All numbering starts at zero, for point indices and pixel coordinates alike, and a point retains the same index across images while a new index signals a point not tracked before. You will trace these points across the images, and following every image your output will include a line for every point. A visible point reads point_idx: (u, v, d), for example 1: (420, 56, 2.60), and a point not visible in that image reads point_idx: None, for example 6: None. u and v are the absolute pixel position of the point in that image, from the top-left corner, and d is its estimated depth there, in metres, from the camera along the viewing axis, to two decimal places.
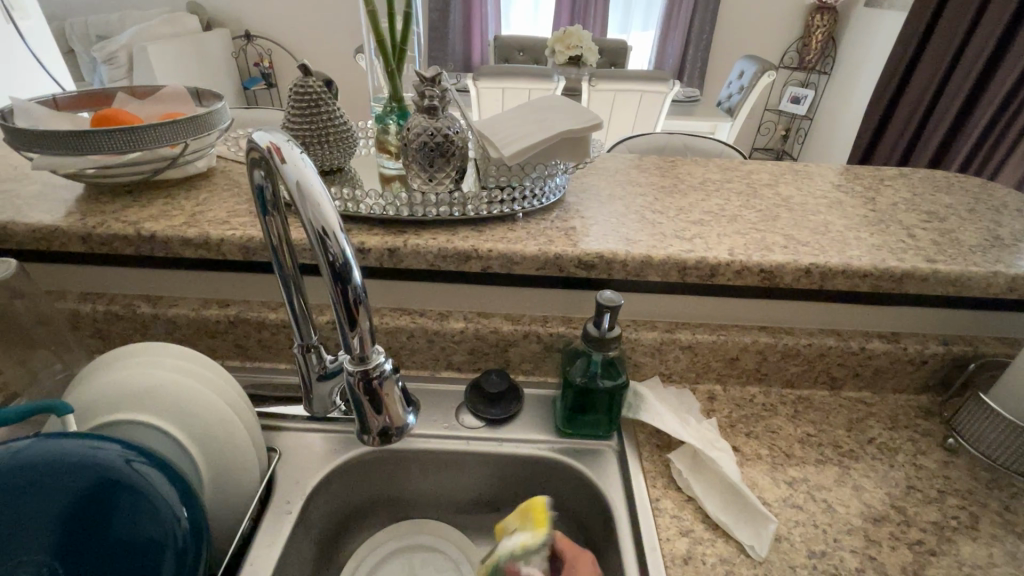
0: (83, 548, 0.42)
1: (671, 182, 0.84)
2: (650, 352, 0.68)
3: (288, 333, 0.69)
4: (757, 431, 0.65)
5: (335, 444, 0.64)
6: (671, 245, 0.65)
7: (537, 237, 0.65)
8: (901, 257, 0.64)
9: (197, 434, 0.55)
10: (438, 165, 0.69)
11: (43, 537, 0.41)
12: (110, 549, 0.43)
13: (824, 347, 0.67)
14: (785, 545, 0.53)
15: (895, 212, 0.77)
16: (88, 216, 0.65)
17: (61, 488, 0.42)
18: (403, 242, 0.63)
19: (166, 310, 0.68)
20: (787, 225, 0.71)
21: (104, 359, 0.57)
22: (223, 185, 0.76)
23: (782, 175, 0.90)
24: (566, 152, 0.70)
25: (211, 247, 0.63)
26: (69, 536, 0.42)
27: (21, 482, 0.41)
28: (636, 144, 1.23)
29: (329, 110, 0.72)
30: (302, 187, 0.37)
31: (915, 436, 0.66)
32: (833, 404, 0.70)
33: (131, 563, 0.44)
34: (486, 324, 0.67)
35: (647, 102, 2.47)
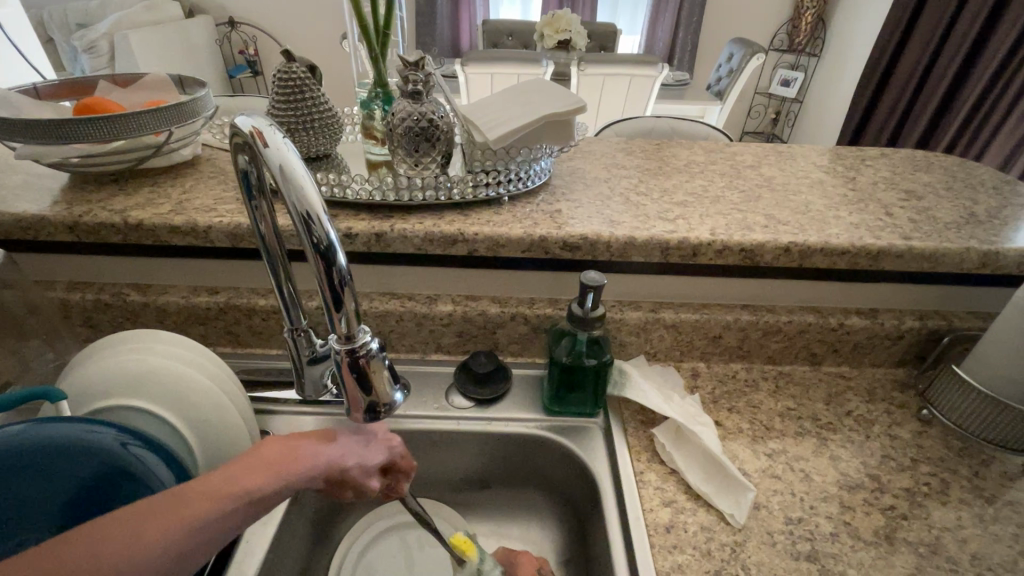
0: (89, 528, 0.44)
1: (656, 165, 0.85)
2: (635, 331, 0.69)
3: (278, 319, 0.70)
4: (739, 406, 0.67)
5: (327, 426, 0.66)
6: (654, 226, 0.66)
7: (523, 220, 0.66)
8: (877, 235, 0.66)
9: (191, 418, 0.56)
10: (424, 149, 0.69)
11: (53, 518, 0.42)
12: None
13: (805, 324, 0.69)
14: (763, 513, 0.55)
15: (874, 191, 0.78)
16: (74, 205, 0.66)
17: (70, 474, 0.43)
18: (389, 227, 0.63)
19: (156, 298, 0.69)
20: (768, 205, 0.73)
21: (96, 345, 0.58)
22: (208, 172, 0.76)
23: (765, 156, 0.91)
24: (551, 136, 0.71)
25: (199, 234, 0.64)
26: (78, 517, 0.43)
27: (32, 465, 0.42)
28: (623, 128, 1.24)
29: (313, 96, 0.72)
30: (285, 172, 0.38)
31: (892, 408, 0.68)
32: (813, 379, 0.72)
33: None
34: (474, 306, 0.68)
35: (636, 86, 2.46)
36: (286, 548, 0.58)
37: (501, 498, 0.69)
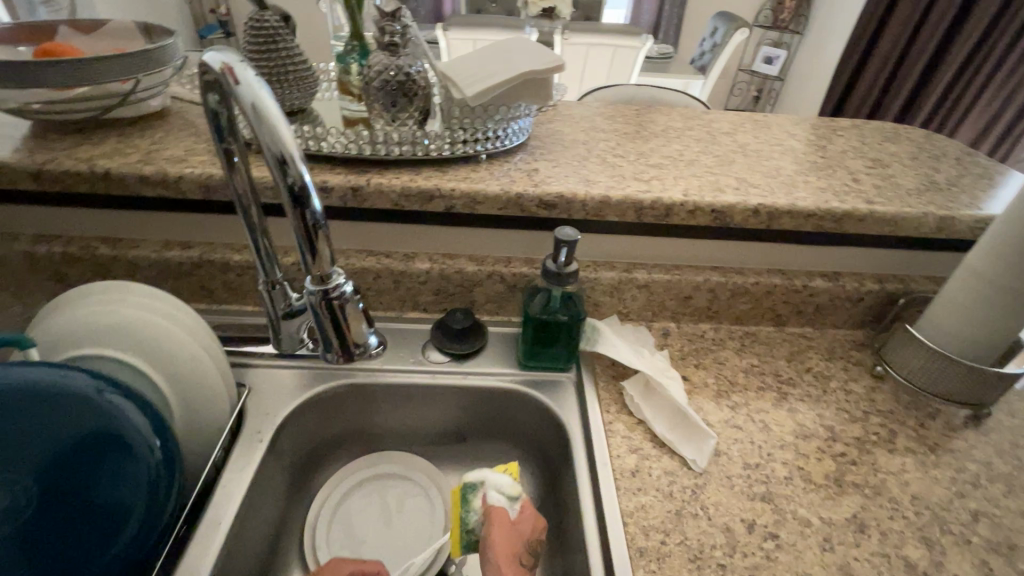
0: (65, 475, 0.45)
1: (634, 129, 0.86)
2: (609, 290, 0.71)
3: (254, 274, 0.70)
4: (705, 363, 0.70)
5: (304, 381, 0.66)
6: (629, 186, 0.67)
7: (500, 178, 0.66)
8: (842, 199, 0.68)
9: (163, 366, 0.56)
10: (400, 105, 0.69)
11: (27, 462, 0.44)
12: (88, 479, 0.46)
13: (771, 285, 0.72)
14: (723, 459, 0.58)
15: (843, 159, 0.81)
16: (37, 154, 0.63)
17: (41, 419, 0.44)
18: (366, 181, 0.63)
19: (126, 252, 0.68)
20: (741, 169, 0.74)
21: (69, 297, 0.57)
22: (179, 123, 0.74)
23: (741, 124, 0.92)
24: (530, 94, 0.70)
25: (169, 185, 0.62)
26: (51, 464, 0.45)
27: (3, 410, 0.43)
28: (605, 96, 1.24)
29: (287, 47, 0.70)
30: (257, 110, 0.37)
31: (848, 365, 0.72)
32: (777, 338, 0.75)
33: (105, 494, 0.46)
34: (451, 264, 0.69)
35: (621, 57, 2.44)
36: (263, 495, 0.59)
37: (475, 450, 0.71)
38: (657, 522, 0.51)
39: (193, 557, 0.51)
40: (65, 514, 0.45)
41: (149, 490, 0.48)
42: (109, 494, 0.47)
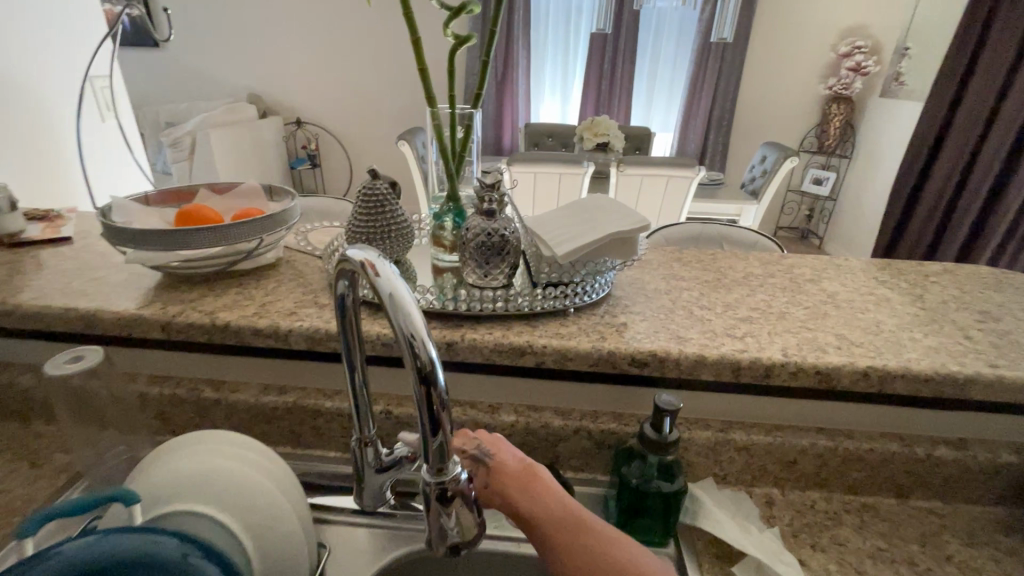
0: None
1: (714, 276, 0.86)
2: (704, 451, 0.67)
3: (342, 421, 0.70)
4: (822, 542, 0.62)
5: (383, 542, 0.64)
6: (723, 344, 0.66)
7: (590, 333, 0.67)
8: (960, 362, 0.64)
9: (250, 522, 0.55)
10: (493, 262, 0.72)
11: None
12: None
13: (888, 453, 0.65)
14: None
15: (945, 311, 0.77)
16: (169, 305, 0.70)
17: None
18: (460, 336, 0.65)
19: (228, 395, 0.71)
20: (837, 324, 0.72)
21: (168, 448, 0.60)
22: (289, 273, 0.81)
23: (824, 270, 0.91)
24: (616, 251, 0.73)
25: (279, 337, 0.67)
26: None
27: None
28: (672, 234, 1.27)
29: (393, 210, 0.78)
30: (394, 298, 0.40)
31: (998, 554, 0.62)
32: (901, 514, 0.66)
33: None
34: (537, 418, 0.68)
35: (674, 186, 2.55)
36: None
37: None
38: None
39: None
40: None
41: None
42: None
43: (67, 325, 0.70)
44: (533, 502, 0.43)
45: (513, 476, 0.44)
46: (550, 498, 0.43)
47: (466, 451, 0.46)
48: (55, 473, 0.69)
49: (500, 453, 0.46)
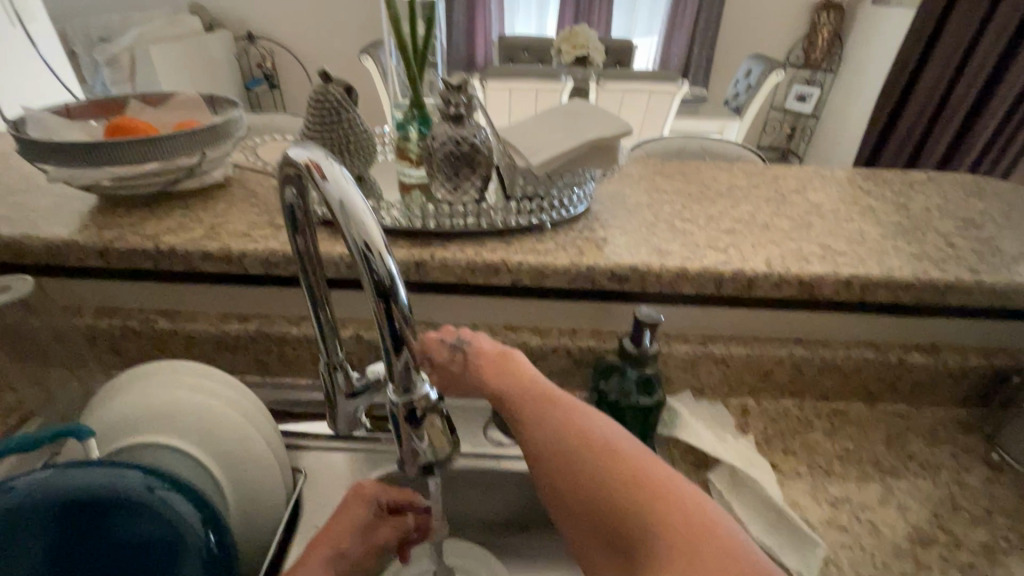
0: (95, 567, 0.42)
1: (697, 189, 0.82)
2: (683, 365, 0.66)
3: (310, 348, 0.67)
4: (794, 447, 0.63)
5: (360, 464, 0.63)
6: (706, 256, 0.63)
7: (567, 249, 0.63)
8: (942, 268, 0.63)
9: (219, 452, 0.53)
10: (463, 174, 0.66)
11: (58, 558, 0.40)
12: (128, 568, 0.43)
13: (862, 360, 0.66)
14: (832, 570, 0.51)
15: (929, 219, 0.75)
16: (105, 230, 0.64)
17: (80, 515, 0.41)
18: (430, 255, 0.61)
19: (184, 326, 0.66)
20: (821, 234, 0.70)
21: (122, 381, 0.56)
22: (240, 193, 0.74)
23: (809, 180, 0.88)
24: (597, 160, 0.68)
25: (232, 261, 0.61)
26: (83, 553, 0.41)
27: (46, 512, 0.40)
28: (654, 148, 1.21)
29: (350, 118, 0.70)
30: (346, 207, 0.35)
31: (958, 451, 0.64)
32: (869, 418, 0.68)
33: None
34: (514, 338, 0.65)
35: (656, 101, 2.44)
36: None
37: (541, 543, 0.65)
38: None
39: None
40: None
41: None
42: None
43: None
44: (505, 380, 0.45)
45: (487, 361, 0.48)
46: (523, 378, 0.45)
47: (444, 340, 0.49)
48: None
49: (479, 342, 0.49)
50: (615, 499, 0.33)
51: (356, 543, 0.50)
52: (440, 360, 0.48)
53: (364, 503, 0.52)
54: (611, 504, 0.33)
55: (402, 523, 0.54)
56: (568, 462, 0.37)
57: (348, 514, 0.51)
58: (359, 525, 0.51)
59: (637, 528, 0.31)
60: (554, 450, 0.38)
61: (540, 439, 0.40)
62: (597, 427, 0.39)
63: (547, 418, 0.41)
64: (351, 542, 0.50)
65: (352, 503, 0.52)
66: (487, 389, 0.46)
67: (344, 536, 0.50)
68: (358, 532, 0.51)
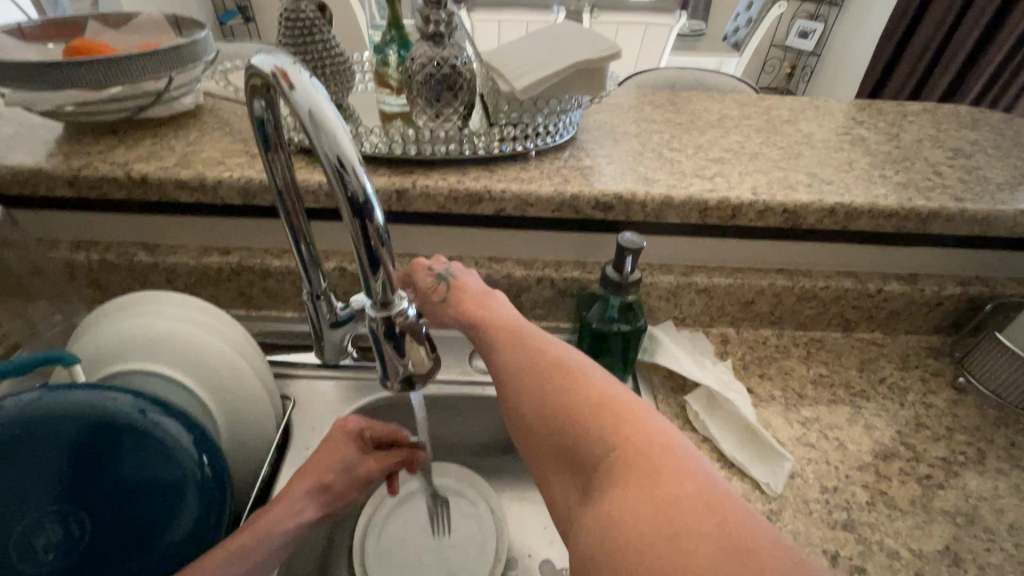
0: (92, 499, 0.41)
1: (687, 119, 0.80)
2: (665, 296, 0.67)
3: (294, 280, 0.67)
4: (770, 373, 0.65)
5: (349, 392, 0.64)
6: (692, 184, 0.62)
7: (552, 177, 0.62)
8: (927, 196, 0.63)
9: (206, 380, 0.54)
10: (446, 99, 0.63)
11: (52, 489, 0.40)
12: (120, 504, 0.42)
13: (842, 290, 0.67)
14: (798, 482, 0.54)
15: (919, 149, 0.74)
16: (73, 158, 0.61)
17: (73, 439, 0.41)
18: (411, 183, 0.60)
19: (164, 258, 0.65)
20: (810, 163, 0.69)
21: (105, 309, 0.55)
22: (214, 122, 0.71)
23: (802, 111, 0.85)
24: (583, 86, 0.65)
25: (208, 190, 0.60)
26: (81, 485, 0.41)
27: (37, 434, 0.40)
28: (646, 80, 1.17)
29: (324, 39, 0.66)
30: (315, 117, 0.32)
31: (926, 376, 0.67)
32: (844, 345, 0.70)
33: (141, 517, 0.43)
34: (499, 269, 0.65)
35: (652, 34, 2.33)
36: None
37: (525, 465, 0.68)
38: None
39: None
40: (111, 544, 0.42)
41: (201, 507, 0.46)
42: (144, 513, 0.43)
43: None
44: (482, 309, 0.44)
45: (467, 298, 0.46)
46: (500, 310, 0.44)
47: (432, 270, 0.49)
48: None
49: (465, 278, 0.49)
50: (576, 414, 0.32)
51: (340, 476, 0.49)
52: (423, 287, 0.48)
53: (345, 438, 0.51)
54: (573, 430, 0.32)
55: (389, 457, 0.53)
56: (535, 390, 0.34)
57: (330, 448, 0.50)
58: (341, 457, 0.50)
59: (597, 442, 0.30)
60: (524, 377, 0.36)
61: (506, 361, 0.38)
62: (567, 356, 0.37)
63: (517, 347, 0.39)
64: (332, 475, 0.48)
65: (332, 438, 0.50)
66: (463, 319, 0.45)
67: (327, 468, 0.48)
68: (340, 465, 0.49)
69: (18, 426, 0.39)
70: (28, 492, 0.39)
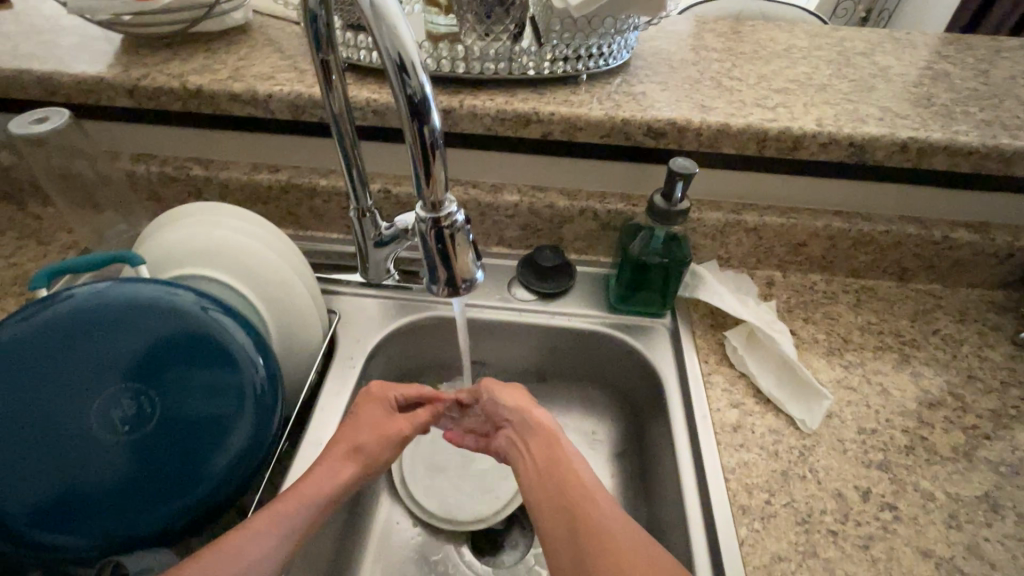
0: (159, 383, 0.45)
1: (750, 48, 0.75)
2: (712, 233, 0.65)
3: (340, 201, 0.68)
4: (815, 317, 0.64)
5: (390, 311, 0.66)
6: (752, 114, 0.59)
7: (603, 102, 0.60)
8: (1014, 135, 0.58)
9: (260, 289, 0.56)
10: (496, 15, 0.60)
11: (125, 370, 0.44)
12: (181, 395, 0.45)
13: (902, 235, 0.63)
14: (835, 422, 0.54)
15: (1011, 86, 0.68)
16: (132, 68, 0.63)
17: (141, 328, 0.44)
18: (458, 103, 0.59)
19: (218, 174, 0.68)
20: (884, 96, 0.64)
21: (170, 215, 0.58)
22: (263, 38, 0.71)
23: (880, 43, 0.78)
24: (642, 5, 0.59)
25: (260, 104, 0.61)
26: (148, 370, 0.44)
27: (114, 320, 0.44)
28: (705, 12, 1.09)
29: None
30: (375, 6, 0.32)
31: (984, 330, 0.64)
32: (898, 295, 0.67)
33: (200, 410, 0.45)
34: (542, 198, 0.65)
35: None
36: None
37: (557, 392, 0.70)
38: (761, 481, 0.49)
39: (297, 469, 0.53)
40: (173, 432, 0.44)
41: (255, 411, 0.47)
42: (203, 410, 0.45)
43: (26, 90, 0.63)
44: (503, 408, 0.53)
45: (482, 382, 0.55)
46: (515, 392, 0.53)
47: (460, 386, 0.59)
48: (64, 249, 0.70)
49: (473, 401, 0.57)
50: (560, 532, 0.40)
51: (372, 436, 0.51)
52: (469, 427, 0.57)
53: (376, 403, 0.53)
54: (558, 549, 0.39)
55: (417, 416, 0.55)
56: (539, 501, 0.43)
57: (365, 419, 0.52)
58: (371, 422, 0.52)
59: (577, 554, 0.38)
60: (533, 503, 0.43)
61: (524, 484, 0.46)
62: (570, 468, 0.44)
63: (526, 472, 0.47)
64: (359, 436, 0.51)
65: (365, 405, 0.53)
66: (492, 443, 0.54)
67: (358, 432, 0.50)
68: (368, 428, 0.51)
69: (98, 311, 0.44)
70: (106, 369, 0.43)
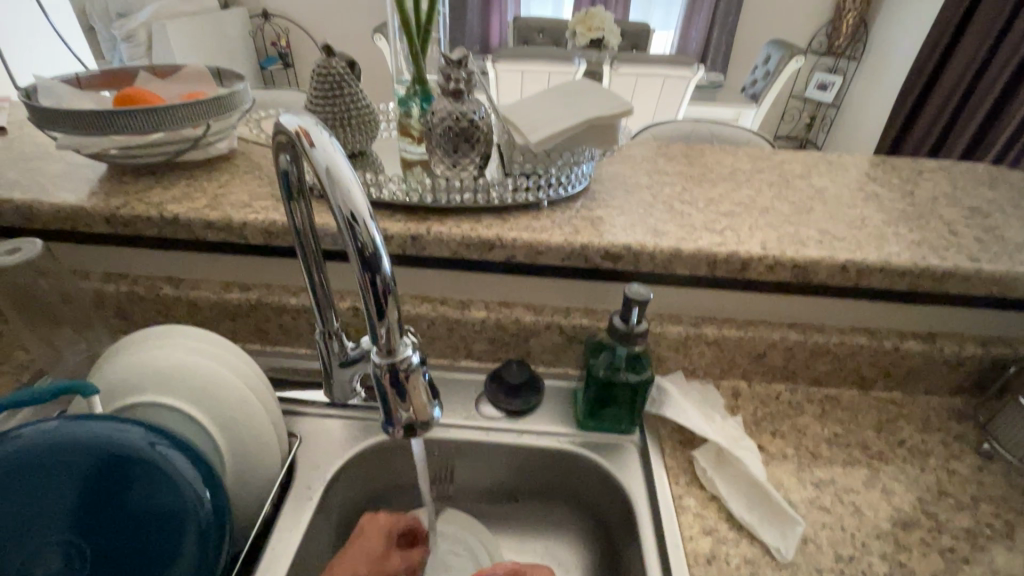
0: (96, 529, 0.42)
1: (699, 171, 0.82)
2: (674, 346, 0.66)
3: (309, 318, 0.69)
4: (783, 430, 0.64)
5: (355, 431, 0.65)
6: (701, 238, 0.63)
7: (563, 227, 0.63)
8: (942, 255, 0.62)
9: (217, 415, 0.54)
10: (462, 151, 0.66)
11: (59, 520, 0.41)
12: (121, 538, 0.43)
13: (857, 346, 0.65)
14: (811, 548, 0.52)
15: (934, 207, 0.74)
16: (112, 197, 0.65)
17: (79, 471, 0.41)
18: (426, 229, 0.62)
19: (188, 293, 0.68)
20: (821, 218, 0.69)
21: (129, 339, 0.57)
22: (244, 166, 0.75)
23: (814, 165, 0.86)
24: (594, 140, 0.67)
25: (234, 230, 0.63)
26: (85, 515, 0.42)
27: (49, 464, 0.40)
28: (662, 132, 1.20)
29: (352, 92, 0.71)
30: (332, 173, 0.34)
31: (948, 440, 0.64)
32: (862, 404, 0.68)
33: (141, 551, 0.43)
34: (508, 314, 0.66)
35: (670, 87, 2.40)
36: (310, 555, 0.57)
37: (530, 513, 0.67)
38: None
39: None
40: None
41: (200, 547, 0.45)
42: (142, 550, 0.43)
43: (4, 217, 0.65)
44: None
45: None
46: None
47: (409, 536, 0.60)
48: (19, 370, 0.68)
49: None
50: None
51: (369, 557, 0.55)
52: None
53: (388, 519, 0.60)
54: None
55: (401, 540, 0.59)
56: None
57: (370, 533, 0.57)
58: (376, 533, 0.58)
59: None
60: None
61: None
62: None
63: None
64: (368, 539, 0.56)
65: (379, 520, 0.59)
66: None
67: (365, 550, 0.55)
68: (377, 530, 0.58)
69: (30, 457, 0.40)
70: (38, 521, 0.40)
